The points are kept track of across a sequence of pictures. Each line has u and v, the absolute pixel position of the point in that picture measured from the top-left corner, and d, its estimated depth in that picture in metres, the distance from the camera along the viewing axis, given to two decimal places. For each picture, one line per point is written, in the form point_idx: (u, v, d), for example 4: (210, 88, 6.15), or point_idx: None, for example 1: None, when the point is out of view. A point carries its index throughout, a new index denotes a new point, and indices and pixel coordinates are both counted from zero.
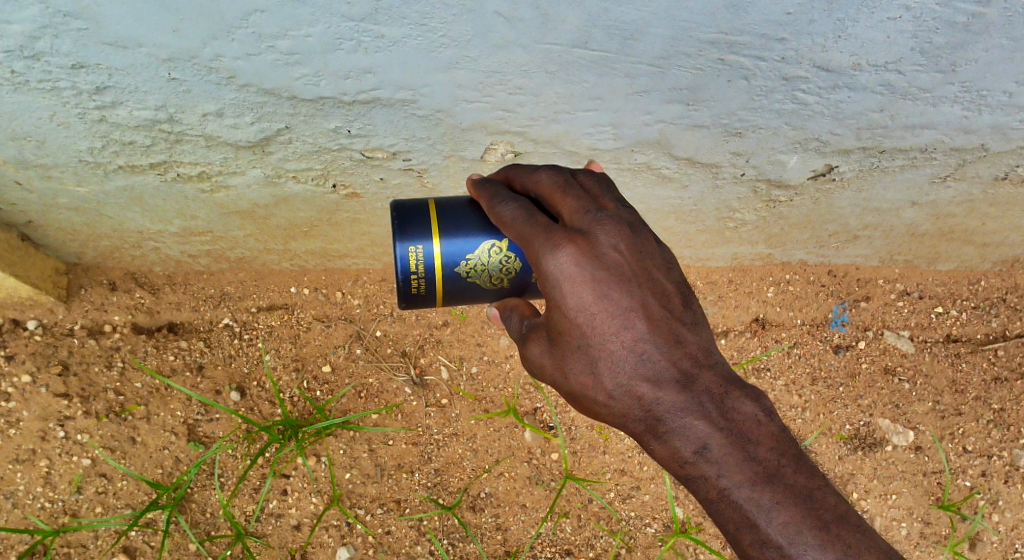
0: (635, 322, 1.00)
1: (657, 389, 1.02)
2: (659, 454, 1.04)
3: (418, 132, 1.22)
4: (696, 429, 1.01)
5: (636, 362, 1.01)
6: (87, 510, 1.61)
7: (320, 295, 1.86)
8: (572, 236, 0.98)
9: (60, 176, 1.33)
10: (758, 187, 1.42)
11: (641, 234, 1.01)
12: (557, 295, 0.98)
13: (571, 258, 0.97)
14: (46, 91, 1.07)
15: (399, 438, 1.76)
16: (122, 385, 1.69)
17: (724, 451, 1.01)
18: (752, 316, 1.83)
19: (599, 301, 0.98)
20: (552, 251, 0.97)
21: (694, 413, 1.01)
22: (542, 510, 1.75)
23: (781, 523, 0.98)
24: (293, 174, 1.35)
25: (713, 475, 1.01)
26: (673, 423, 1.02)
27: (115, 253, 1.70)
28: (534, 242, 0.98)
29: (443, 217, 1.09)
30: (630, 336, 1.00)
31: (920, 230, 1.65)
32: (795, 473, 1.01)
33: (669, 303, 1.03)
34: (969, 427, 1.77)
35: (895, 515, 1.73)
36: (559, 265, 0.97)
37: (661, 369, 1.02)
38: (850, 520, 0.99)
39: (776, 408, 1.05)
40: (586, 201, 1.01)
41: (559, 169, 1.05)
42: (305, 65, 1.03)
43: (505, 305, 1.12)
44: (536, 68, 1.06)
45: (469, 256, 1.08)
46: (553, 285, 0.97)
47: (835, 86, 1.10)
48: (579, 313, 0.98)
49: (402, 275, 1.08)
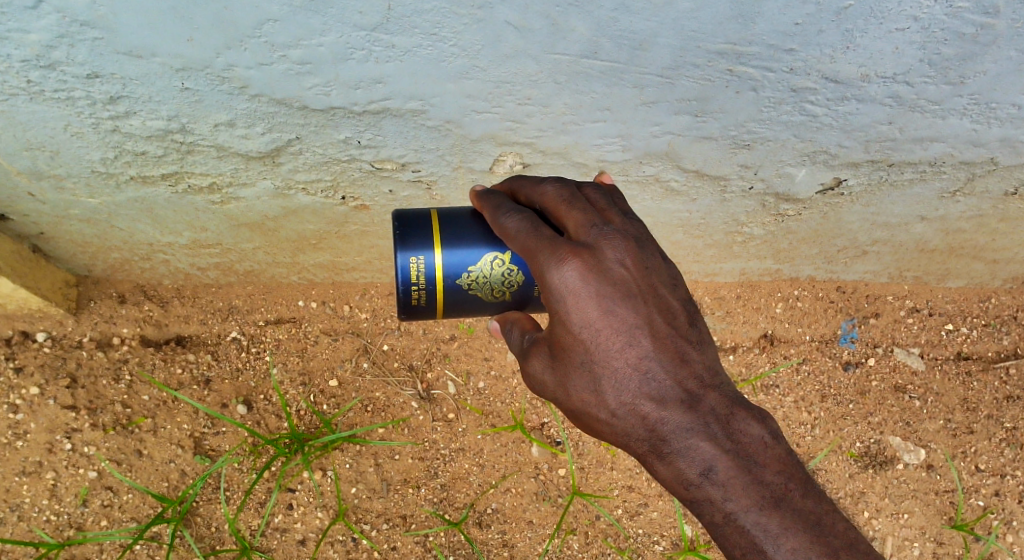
0: (640, 339, 1.00)
1: (662, 408, 1.00)
2: (662, 475, 1.03)
3: (428, 143, 1.22)
4: (701, 451, 1.00)
5: (640, 381, 1.00)
6: (93, 523, 1.61)
7: (327, 308, 1.85)
8: (577, 250, 0.97)
9: (72, 187, 1.34)
10: (766, 200, 1.42)
11: (648, 249, 1.01)
12: (561, 310, 0.98)
13: (575, 272, 0.97)
14: (61, 101, 1.09)
15: (405, 452, 1.75)
16: (130, 398, 1.69)
17: (731, 474, 1.00)
18: (761, 332, 1.82)
19: (603, 317, 0.98)
20: (556, 264, 0.97)
21: (700, 434, 1.00)
22: (550, 527, 1.74)
23: (789, 549, 0.97)
24: (303, 186, 1.36)
25: (719, 499, 1.00)
26: (677, 443, 1.01)
27: (125, 265, 1.71)
28: (538, 255, 0.98)
29: (445, 228, 1.09)
30: (635, 353, 0.99)
31: (930, 245, 1.64)
32: (803, 498, 1.00)
33: (675, 320, 1.02)
34: (981, 446, 1.75)
35: (907, 535, 1.71)
36: (564, 279, 0.97)
37: (666, 388, 1.00)
38: (859, 547, 0.98)
39: (782, 431, 1.04)
40: (592, 214, 1.01)
41: (565, 182, 1.05)
42: (317, 75, 1.04)
43: (506, 318, 1.11)
44: (545, 79, 1.07)
45: (470, 268, 1.08)
46: (557, 298, 0.97)
47: (843, 98, 1.10)
48: (583, 329, 0.98)
49: (402, 286, 1.08)
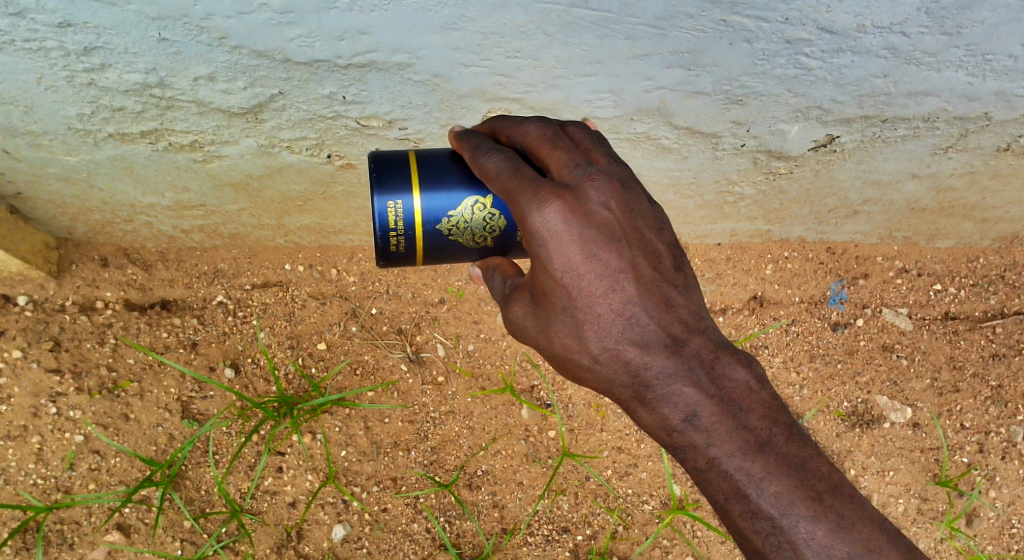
0: (623, 284, 0.99)
1: (645, 353, 1.00)
2: (645, 421, 1.03)
3: (415, 98, 1.19)
4: (685, 396, 1.00)
5: (623, 326, 1.00)
6: (80, 486, 1.62)
7: (315, 272, 1.83)
8: (560, 193, 0.96)
9: (49, 144, 1.31)
10: (758, 158, 1.40)
11: (633, 191, 1.00)
12: (542, 253, 0.97)
13: (557, 215, 0.95)
14: (33, 52, 1.05)
15: (395, 416, 1.75)
16: (115, 361, 1.69)
17: (715, 419, 0.99)
18: (750, 293, 1.82)
19: (586, 261, 0.97)
20: (538, 207, 0.95)
21: (683, 379, 1.00)
22: (540, 487, 1.74)
23: (772, 493, 0.96)
24: (288, 144, 1.32)
25: (702, 444, 0.99)
26: (661, 389, 1.00)
27: (107, 227, 1.68)
28: (519, 198, 0.96)
29: (424, 171, 1.07)
30: (618, 298, 0.99)
31: (920, 205, 1.63)
32: (787, 442, 0.99)
33: (660, 264, 1.01)
34: (967, 404, 1.77)
35: (893, 492, 1.73)
36: (545, 222, 0.95)
37: (650, 333, 1.00)
38: (843, 490, 0.98)
39: (768, 375, 1.03)
40: (576, 155, 0.99)
41: (548, 122, 1.02)
42: (299, 26, 1.01)
43: (488, 264, 1.10)
44: (535, 29, 1.04)
45: (451, 212, 1.06)
46: (539, 241, 0.96)
47: (838, 50, 1.08)
48: (566, 274, 0.97)
49: (381, 232, 1.05)
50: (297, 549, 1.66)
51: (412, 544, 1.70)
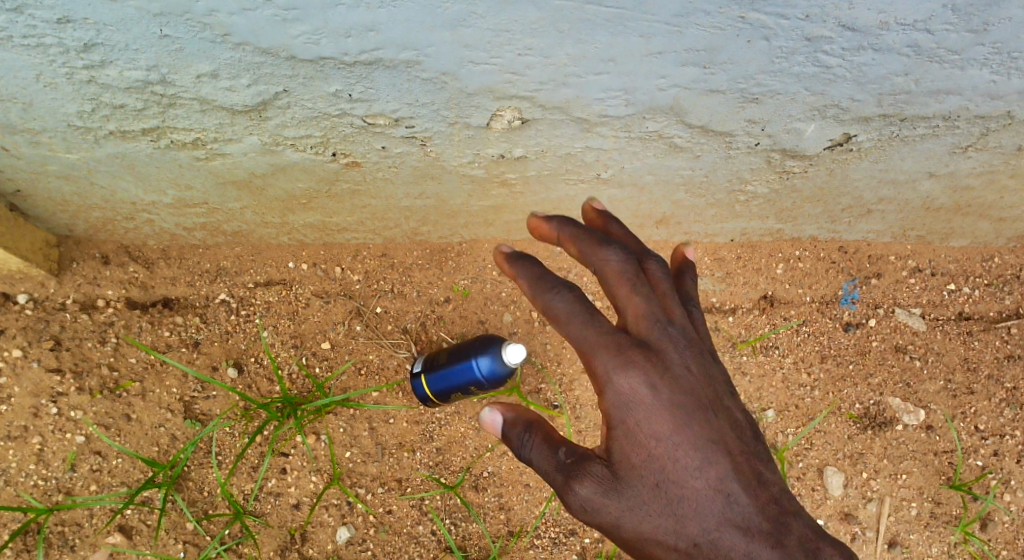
0: (671, 401, 1.08)
1: (698, 470, 1.07)
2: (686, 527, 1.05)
3: (422, 97, 1.15)
4: (713, 499, 1.06)
5: (675, 450, 1.07)
6: (82, 487, 1.62)
7: (318, 270, 1.79)
8: (609, 331, 1.09)
9: (48, 141, 1.28)
10: (772, 157, 1.37)
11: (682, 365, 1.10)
12: (594, 366, 1.09)
13: (594, 331, 1.08)
14: (30, 48, 1.02)
15: (399, 416, 1.71)
16: (116, 360, 1.66)
17: (752, 541, 1.04)
18: (761, 293, 1.79)
19: (639, 388, 1.07)
20: (582, 327, 1.09)
21: (721, 474, 1.07)
22: (547, 489, 1.72)
23: None
24: (292, 142, 1.29)
25: (735, 540, 1.04)
26: (706, 509, 1.06)
27: (108, 225, 1.65)
28: (564, 324, 1.11)
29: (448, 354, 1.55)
30: (672, 426, 1.07)
31: (936, 204, 1.60)
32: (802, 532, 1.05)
33: (706, 394, 1.11)
34: (981, 406, 1.75)
35: (905, 495, 1.72)
36: (587, 339, 1.09)
37: (699, 452, 1.07)
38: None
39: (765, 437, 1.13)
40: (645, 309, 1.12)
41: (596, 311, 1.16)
42: (304, 22, 0.98)
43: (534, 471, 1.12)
44: (547, 27, 1.01)
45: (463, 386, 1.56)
46: (589, 360, 1.09)
47: (860, 47, 1.05)
48: (616, 400, 1.07)
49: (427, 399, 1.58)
50: (301, 551, 1.66)
51: (418, 546, 1.69)
